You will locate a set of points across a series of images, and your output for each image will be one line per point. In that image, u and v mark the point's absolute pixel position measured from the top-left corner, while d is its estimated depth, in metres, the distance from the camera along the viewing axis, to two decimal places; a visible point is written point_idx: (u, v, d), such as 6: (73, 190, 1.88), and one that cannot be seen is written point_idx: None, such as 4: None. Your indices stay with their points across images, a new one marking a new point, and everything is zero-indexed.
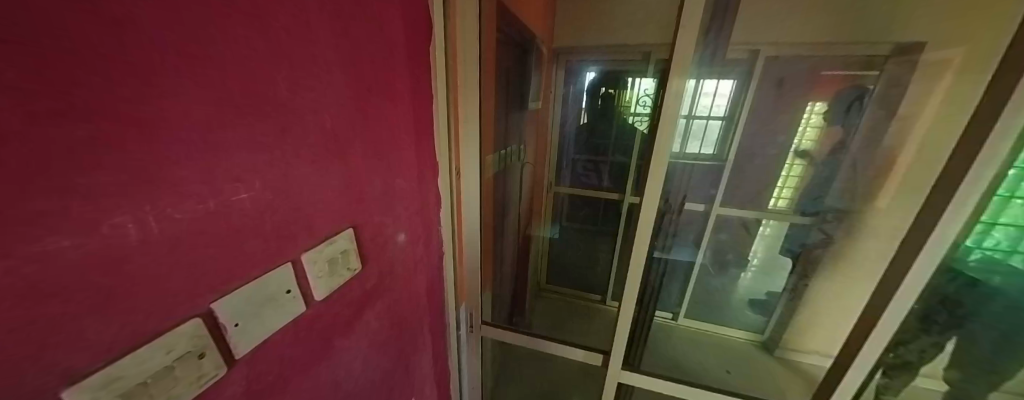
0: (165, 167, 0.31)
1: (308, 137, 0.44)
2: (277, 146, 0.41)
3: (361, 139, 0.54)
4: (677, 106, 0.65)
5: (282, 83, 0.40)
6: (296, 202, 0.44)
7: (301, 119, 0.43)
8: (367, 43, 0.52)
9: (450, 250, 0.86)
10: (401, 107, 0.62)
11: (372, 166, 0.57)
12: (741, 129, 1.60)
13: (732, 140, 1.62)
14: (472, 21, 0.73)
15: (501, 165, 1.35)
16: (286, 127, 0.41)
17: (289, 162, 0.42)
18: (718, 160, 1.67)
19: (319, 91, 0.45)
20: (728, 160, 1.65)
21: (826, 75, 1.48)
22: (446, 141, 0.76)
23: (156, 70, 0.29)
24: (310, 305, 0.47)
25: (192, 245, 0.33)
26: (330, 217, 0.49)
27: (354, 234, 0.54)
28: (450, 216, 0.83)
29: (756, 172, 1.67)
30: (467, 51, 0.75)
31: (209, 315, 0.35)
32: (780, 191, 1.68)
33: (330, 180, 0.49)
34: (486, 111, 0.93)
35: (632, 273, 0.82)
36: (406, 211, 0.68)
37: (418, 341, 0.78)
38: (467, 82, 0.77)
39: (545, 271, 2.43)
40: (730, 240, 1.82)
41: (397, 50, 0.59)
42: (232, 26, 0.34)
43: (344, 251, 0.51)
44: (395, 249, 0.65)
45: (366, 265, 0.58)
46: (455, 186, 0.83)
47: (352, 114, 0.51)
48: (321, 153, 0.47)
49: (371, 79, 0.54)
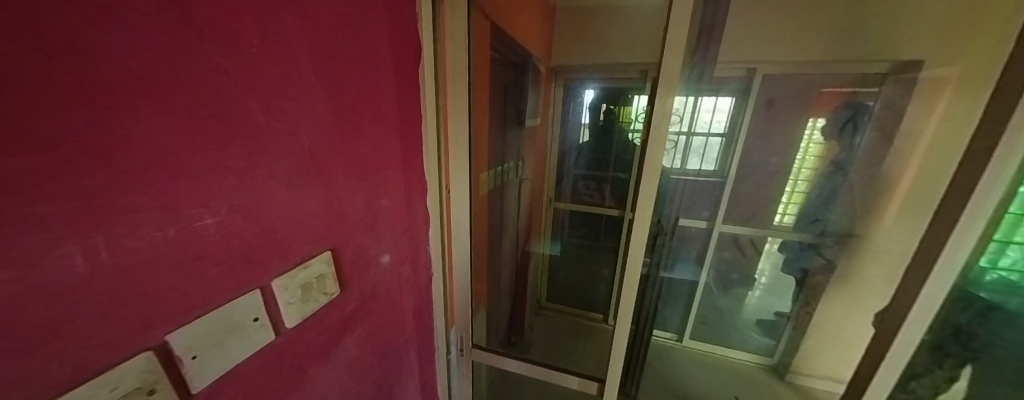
0: (121, 194, 0.29)
1: (285, 158, 0.43)
2: (251, 168, 0.40)
3: (343, 160, 0.53)
4: (666, 124, 0.64)
5: (255, 106, 0.39)
6: (269, 226, 0.42)
7: (278, 141, 0.42)
8: (351, 64, 0.52)
9: (440, 271, 0.84)
10: (387, 128, 0.61)
11: (356, 186, 0.56)
12: (742, 146, 1.59)
13: (733, 157, 1.61)
14: (461, 42, 0.73)
15: (497, 182, 1.33)
16: (260, 150, 0.40)
17: (262, 186, 0.41)
18: (720, 176, 1.65)
19: (298, 112, 0.45)
20: (729, 176, 1.64)
21: (826, 92, 1.45)
22: (435, 161, 0.75)
23: (115, 95, 0.28)
24: (280, 333, 0.45)
25: (149, 273, 0.32)
26: (308, 240, 0.48)
27: (332, 256, 0.52)
28: (440, 235, 0.82)
29: (756, 189, 1.63)
30: (457, 72, 0.75)
31: (163, 348, 0.33)
32: (786, 207, 1.62)
33: (308, 202, 0.47)
34: (479, 130, 0.92)
35: (627, 295, 0.79)
36: (391, 232, 0.66)
37: (403, 367, 0.75)
38: (456, 102, 0.76)
39: (545, 288, 2.38)
40: (734, 260, 1.77)
41: (383, 70, 0.58)
42: (202, 50, 0.33)
43: (320, 275, 0.49)
44: (378, 272, 0.63)
45: (346, 289, 0.56)
46: (446, 205, 0.82)
47: (334, 134, 0.50)
48: (300, 174, 0.46)
49: (356, 100, 0.54)
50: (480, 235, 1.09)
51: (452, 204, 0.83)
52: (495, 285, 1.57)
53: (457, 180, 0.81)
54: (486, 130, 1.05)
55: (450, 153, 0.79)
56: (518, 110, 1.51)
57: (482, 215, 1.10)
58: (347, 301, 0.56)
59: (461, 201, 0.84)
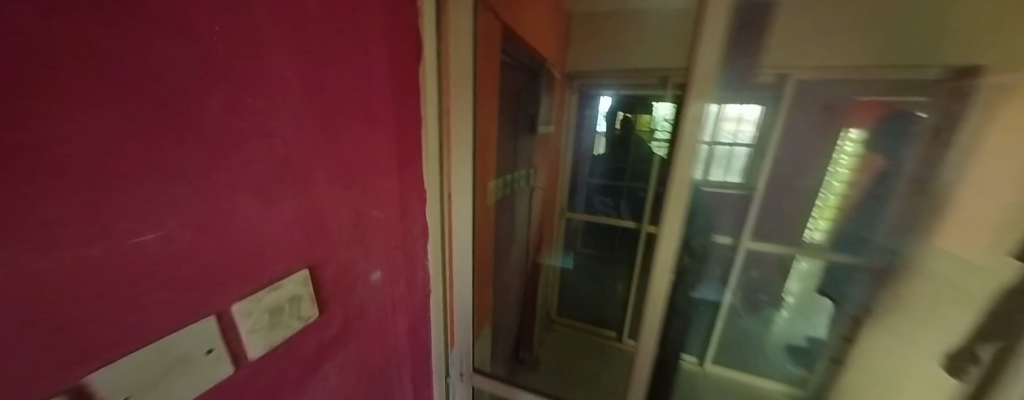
0: (37, 206, 0.24)
1: (253, 164, 0.38)
2: (210, 176, 0.34)
3: (326, 166, 0.47)
4: (697, 131, 0.56)
5: (216, 103, 0.33)
6: (231, 241, 0.37)
7: (247, 144, 0.37)
8: (338, 61, 0.46)
9: (439, 288, 0.77)
10: (381, 132, 0.56)
11: (341, 195, 0.50)
12: (771, 159, 1.55)
13: (762, 170, 1.57)
14: (466, 40, 0.66)
15: (506, 191, 1.26)
16: (220, 154, 0.35)
17: (222, 196, 0.35)
18: (747, 189, 1.61)
19: (272, 113, 0.39)
20: (757, 189, 1.60)
21: (862, 101, 1.37)
22: (435, 170, 0.69)
23: (37, 86, 0.23)
24: (242, 365, 0.39)
25: (68, 302, 0.26)
26: (279, 257, 0.42)
27: (310, 274, 0.46)
28: (442, 249, 0.75)
29: (789, 205, 1.60)
30: (461, 73, 0.67)
31: (83, 390, 0.28)
32: (816, 223, 1.56)
33: (281, 213, 0.42)
34: (486, 137, 0.85)
35: (651, 322, 0.71)
36: (383, 245, 0.60)
37: (395, 393, 0.69)
38: (459, 106, 0.68)
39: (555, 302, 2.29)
40: (763, 278, 1.73)
41: (376, 68, 0.53)
42: (149, 35, 0.28)
43: (294, 297, 0.43)
44: (368, 290, 0.57)
45: (327, 310, 0.50)
46: (449, 218, 0.74)
47: (316, 140, 0.45)
48: (271, 183, 0.40)
49: (343, 100, 0.48)
50: (486, 249, 1.01)
51: (455, 217, 0.75)
52: (502, 302, 1.48)
53: (460, 191, 0.74)
54: (495, 136, 0.98)
55: (455, 161, 0.71)
56: (528, 116, 1.42)
57: (488, 227, 1.03)
58: (327, 324, 0.50)
59: (464, 214, 0.76)
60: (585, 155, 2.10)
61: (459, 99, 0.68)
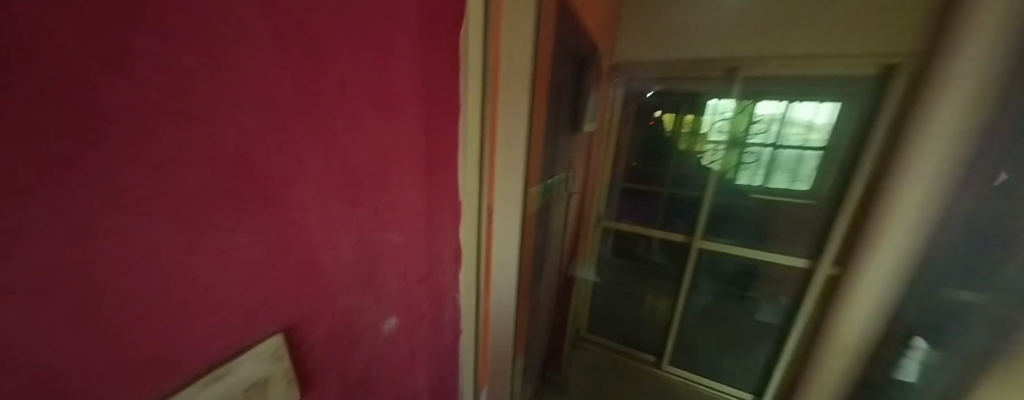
0: None
1: (175, 181, 0.20)
2: (68, 208, 0.17)
3: (319, 175, 0.30)
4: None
5: (64, 44, 0.15)
6: (133, 317, 0.20)
7: (159, 143, 0.19)
8: (346, 10, 0.29)
9: (471, 330, 0.59)
10: (406, 126, 0.39)
11: (340, 221, 0.33)
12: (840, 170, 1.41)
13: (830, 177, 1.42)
14: (529, 8, 0.51)
15: (545, 200, 1.08)
16: (90, 152, 0.17)
17: (105, 233, 0.18)
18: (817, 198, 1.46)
19: (222, 89, 0.21)
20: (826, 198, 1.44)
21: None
22: (474, 180, 0.51)
23: None
24: None
25: None
26: (234, 326, 0.25)
27: (286, 341, 0.30)
28: (476, 282, 0.58)
29: None
30: (516, 58, 0.53)
31: None
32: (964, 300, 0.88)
33: (239, 253, 0.25)
34: (534, 140, 0.69)
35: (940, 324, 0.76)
36: (402, 281, 0.43)
37: None
38: (508, 99, 0.54)
39: (585, 316, 2.08)
40: None
41: (401, 27, 0.35)
42: None
43: (258, 382, 0.27)
44: (379, 346, 0.41)
45: (315, 387, 0.33)
46: (484, 241, 0.57)
47: (308, 136, 0.28)
48: (220, 210, 0.23)
49: (350, 71, 0.30)
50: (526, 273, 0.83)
51: (493, 237, 0.59)
52: (530, 323, 1.29)
53: (500, 204, 0.59)
54: (541, 140, 0.81)
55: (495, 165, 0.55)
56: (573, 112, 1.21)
57: (527, 247, 0.84)
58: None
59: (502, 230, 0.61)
60: (626, 157, 1.83)
61: (509, 90, 0.54)
